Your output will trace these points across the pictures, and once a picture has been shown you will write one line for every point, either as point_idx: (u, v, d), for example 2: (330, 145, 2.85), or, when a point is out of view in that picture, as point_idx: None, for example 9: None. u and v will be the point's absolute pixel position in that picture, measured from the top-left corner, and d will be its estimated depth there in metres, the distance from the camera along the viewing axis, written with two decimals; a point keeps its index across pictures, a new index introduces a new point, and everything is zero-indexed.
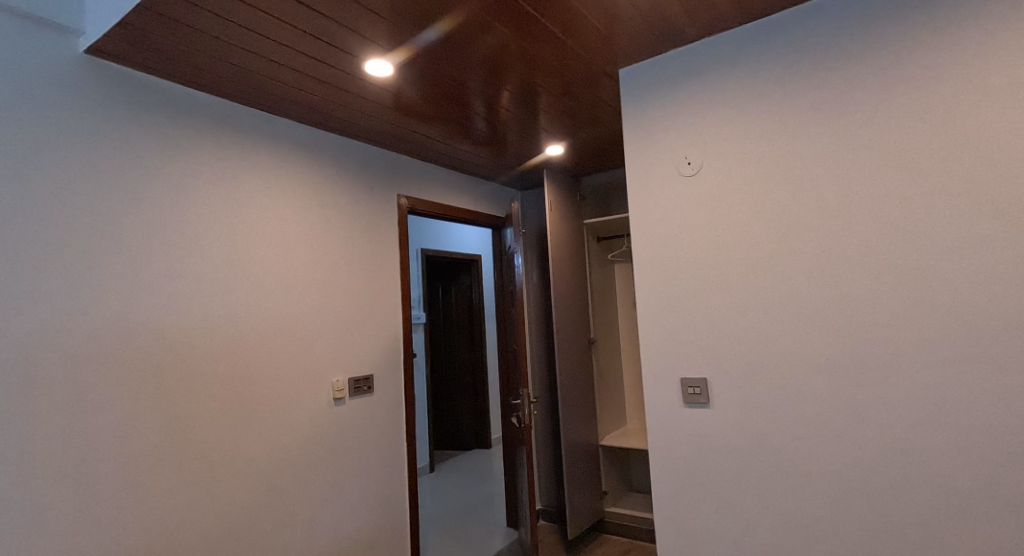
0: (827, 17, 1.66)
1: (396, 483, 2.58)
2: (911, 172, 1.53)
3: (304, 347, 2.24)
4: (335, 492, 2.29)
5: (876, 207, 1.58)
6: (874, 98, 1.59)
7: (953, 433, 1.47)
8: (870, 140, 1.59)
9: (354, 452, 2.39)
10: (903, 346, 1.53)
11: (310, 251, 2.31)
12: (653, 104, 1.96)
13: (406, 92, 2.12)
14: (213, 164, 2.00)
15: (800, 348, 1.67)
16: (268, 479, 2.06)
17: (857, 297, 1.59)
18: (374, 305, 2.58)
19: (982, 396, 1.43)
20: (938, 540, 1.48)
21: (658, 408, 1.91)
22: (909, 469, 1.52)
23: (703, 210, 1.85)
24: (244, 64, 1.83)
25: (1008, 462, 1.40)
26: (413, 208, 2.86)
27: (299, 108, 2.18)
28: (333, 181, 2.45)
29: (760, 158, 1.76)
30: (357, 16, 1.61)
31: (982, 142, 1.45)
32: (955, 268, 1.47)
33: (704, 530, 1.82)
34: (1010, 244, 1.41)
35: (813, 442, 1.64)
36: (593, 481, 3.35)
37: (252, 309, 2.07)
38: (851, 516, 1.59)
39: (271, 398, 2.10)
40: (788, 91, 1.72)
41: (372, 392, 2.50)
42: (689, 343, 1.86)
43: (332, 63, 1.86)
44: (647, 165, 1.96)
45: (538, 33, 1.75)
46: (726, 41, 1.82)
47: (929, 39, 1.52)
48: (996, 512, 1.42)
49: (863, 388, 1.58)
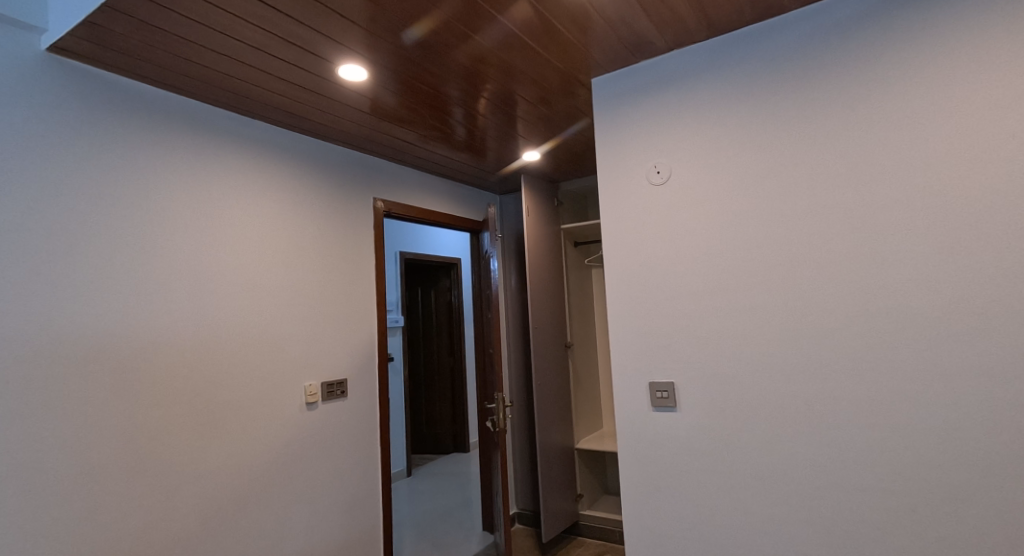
0: (788, 36, 1.73)
1: (370, 487, 2.57)
2: (865, 185, 1.61)
3: (276, 352, 2.22)
4: (307, 496, 2.28)
5: (832, 219, 1.65)
6: (834, 113, 1.66)
7: (903, 435, 1.54)
8: (828, 154, 1.66)
9: (327, 456, 2.38)
10: (860, 351, 1.59)
11: (283, 254, 2.30)
12: (625, 113, 2.00)
13: (381, 96, 2.13)
14: (181, 166, 1.99)
15: (762, 353, 1.73)
16: (238, 484, 2.04)
17: (817, 304, 1.66)
18: (349, 309, 2.57)
19: (930, 400, 1.51)
20: (889, 538, 1.55)
21: (627, 412, 1.94)
22: (864, 469, 1.58)
23: (672, 217, 1.89)
24: (215, 66, 1.82)
25: (952, 462, 1.48)
26: (389, 212, 2.86)
27: (273, 110, 2.17)
28: (307, 184, 2.44)
29: (726, 168, 1.81)
30: (330, 21, 1.62)
31: (929, 159, 1.53)
32: (907, 276, 1.54)
33: (672, 531, 1.85)
34: (954, 255, 1.49)
35: (776, 445, 1.70)
36: (568, 484, 3.38)
37: (223, 313, 2.06)
38: (810, 516, 1.64)
39: (242, 403, 2.08)
40: (752, 105, 1.78)
41: (346, 396, 2.50)
42: (658, 347, 1.90)
43: (306, 67, 1.86)
44: (619, 172, 2.00)
45: (511, 42, 1.78)
46: (693, 54, 1.88)
47: (883, 60, 1.60)
48: (943, 510, 1.49)
49: (821, 392, 1.64)
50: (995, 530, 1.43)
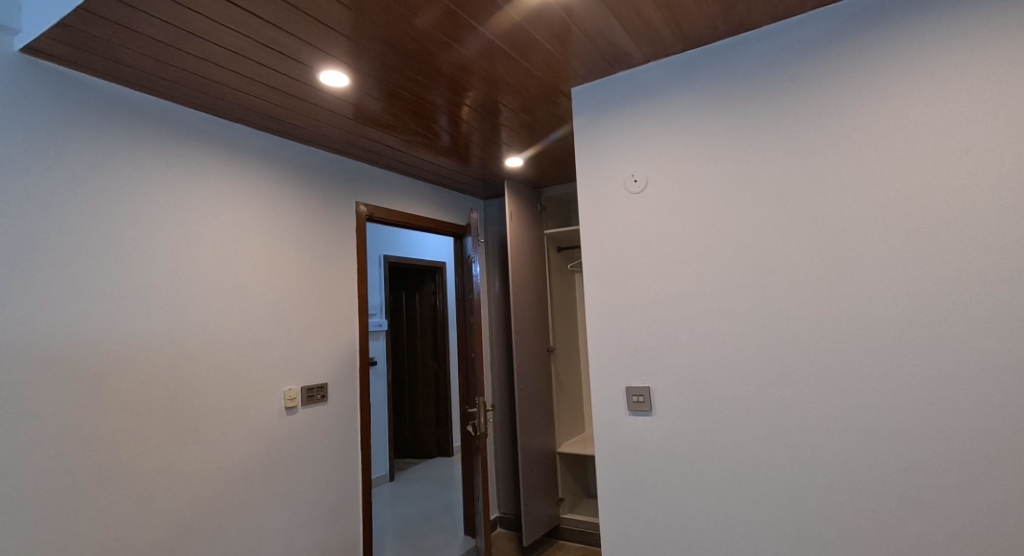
0: (760, 51, 1.78)
1: (350, 491, 2.57)
2: (832, 196, 1.66)
3: (256, 356, 2.22)
4: (286, 500, 2.27)
5: (801, 228, 1.70)
6: (803, 126, 1.71)
7: (867, 438, 1.59)
8: (798, 165, 1.71)
9: (306, 460, 2.37)
10: (827, 357, 1.65)
11: (263, 259, 2.30)
12: (605, 122, 2.04)
13: (363, 102, 2.14)
14: (158, 170, 1.98)
15: (734, 359, 1.77)
16: (215, 490, 2.02)
17: (786, 310, 1.71)
18: (330, 314, 2.58)
19: (893, 405, 1.56)
20: (854, 538, 1.60)
21: (605, 417, 1.98)
22: (830, 472, 1.63)
23: (648, 225, 1.93)
24: (194, 69, 1.82)
25: (913, 465, 1.53)
26: (372, 216, 2.87)
27: (254, 113, 2.17)
28: (288, 187, 2.44)
29: (701, 178, 1.86)
30: (310, 28, 1.63)
31: (893, 171, 1.59)
32: (872, 285, 1.60)
33: (647, 533, 1.89)
34: (916, 265, 1.55)
35: (747, 448, 1.74)
36: (549, 488, 3.39)
37: (200, 317, 2.04)
38: (779, 518, 1.69)
39: (221, 407, 2.08)
40: (725, 116, 1.83)
41: (326, 400, 2.49)
42: (635, 353, 1.93)
43: (287, 72, 1.87)
44: (597, 180, 2.04)
45: (492, 51, 1.80)
46: (669, 67, 1.92)
47: (849, 75, 1.66)
48: (903, 511, 1.54)
49: (790, 397, 1.69)
50: (953, 530, 1.49)
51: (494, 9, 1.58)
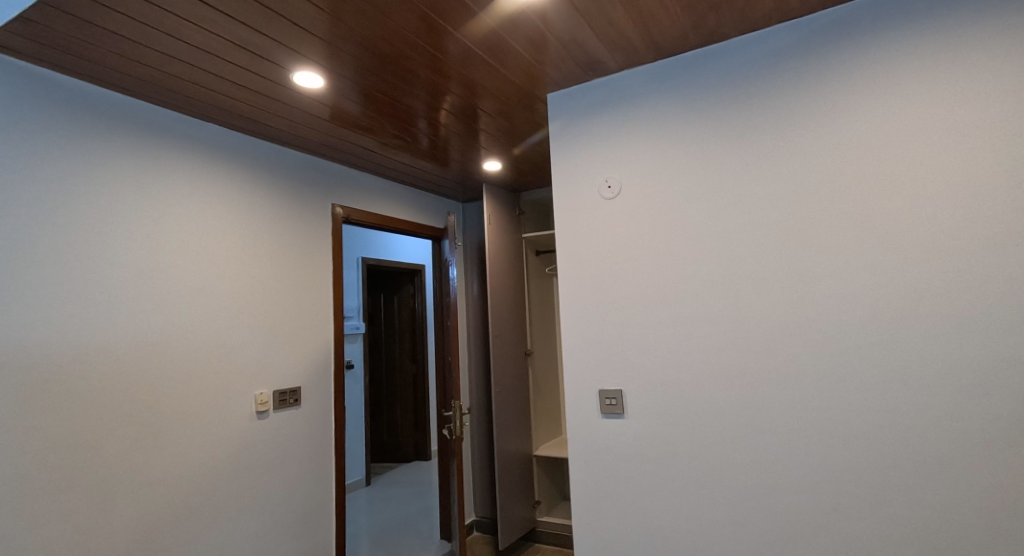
0: (729, 61, 1.83)
1: (323, 495, 2.54)
2: (797, 204, 1.72)
3: (226, 359, 2.19)
4: (256, 505, 2.24)
5: (767, 235, 1.75)
6: (770, 136, 1.76)
7: (829, 439, 1.63)
8: (766, 174, 1.76)
9: (278, 465, 2.34)
10: (792, 360, 1.69)
11: (234, 260, 2.26)
12: (580, 128, 2.07)
13: (338, 104, 2.13)
14: (125, 169, 1.94)
15: (704, 362, 1.81)
16: (183, 497, 1.98)
17: (753, 315, 1.75)
18: (305, 317, 2.56)
19: (855, 407, 1.61)
20: (816, 536, 1.64)
21: (577, 419, 2.00)
22: (794, 471, 1.67)
23: (622, 230, 1.96)
24: (162, 67, 1.79)
25: (874, 465, 1.58)
26: (349, 218, 2.85)
27: (226, 113, 2.15)
28: (261, 188, 2.42)
29: (673, 185, 1.89)
30: (282, 28, 1.62)
31: (854, 181, 1.65)
32: (836, 291, 1.65)
33: (618, 534, 1.91)
34: (876, 272, 1.61)
35: (716, 450, 1.77)
36: (525, 491, 3.40)
37: (169, 319, 2.01)
38: (745, 517, 1.72)
39: (189, 410, 2.04)
40: (696, 125, 1.87)
41: (299, 404, 2.46)
42: (608, 356, 1.96)
43: (260, 72, 1.86)
44: (572, 186, 2.07)
45: (468, 56, 1.82)
46: (642, 76, 1.96)
47: (814, 88, 1.71)
48: (862, 510, 1.59)
49: (757, 400, 1.73)
50: (909, 529, 1.54)
51: (468, 15, 1.60)
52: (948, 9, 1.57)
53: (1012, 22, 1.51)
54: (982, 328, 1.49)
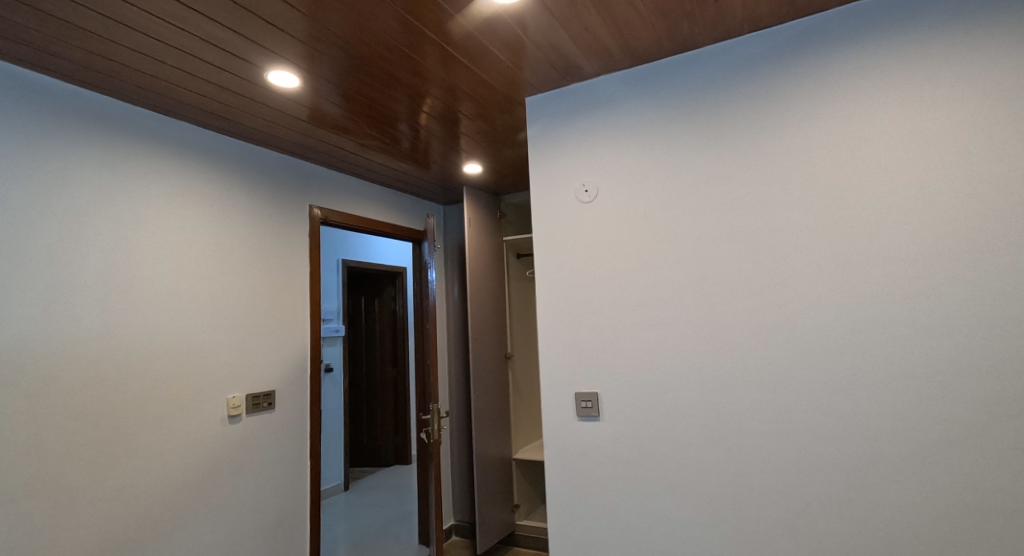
0: (704, 69, 1.85)
1: (297, 501, 2.50)
2: (768, 209, 1.75)
3: (197, 363, 2.15)
4: (228, 511, 2.19)
5: (740, 239, 1.78)
6: (743, 142, 1.79)
7: (799, 441, 1.66)
8: (740, 180, 1.79)
9: (251, 469, 2.30)
10: (764, 363, 1.72)
11: (207, 261, 2.23)
12: (558, 132, 2.08)
13: (315, 104, 2.11)
14: (92, 168, 1.89)
15: (678, 365, 1.82)
16: (150, 503, 1.94)
17: (726, 319, 1.77)
18: (280, 319, 2.52)
19: (825, 409, 1.64)
20: (785, 536, 1.66)
21: (554, 422, 2.00)
22: (765, 473, 1.70)
23: (599, 234, 1.98)
24: (132, 64, 1.75)
25: (842, 466, 1.61)
26: (327, 219, 2.82)
27: (198, 111, 2.11)
28: (235, 188, 2.38)
29: (648, 189, 1.91)
30: (256, 27, 1.60)
31: (824, 188, 1.69)
32: (806, 294, 1.68)
33: (593, 536, 1.91)
34: (844, 276, 1.65)
35: (690, 451, 1.79)
36: (504, 495, 3.39)
37: (137, 321, 1.97)
38: (718, 519, 1.74)
39: (158, 414, 2.00)
40: (671, 130, 1.89)
41: (273, 408, 2.43)
42: (584, 359, 1.97)
43: (234, 71, 1.83)
44: (550, 189, 2.07)
45: (446, 59, 1.82)
46: (620, 81, 1.98)
47: (786, 96, 1.74)
48: (831, 510, 1.62)
49: (730, 402, 1.75)
50: (876, 529, 1.57)
51: (445, 18, 1.60)
52: (913, 22, 1.61)
53: (974, 36, 1.55)
54: (946, 332, 1.54)
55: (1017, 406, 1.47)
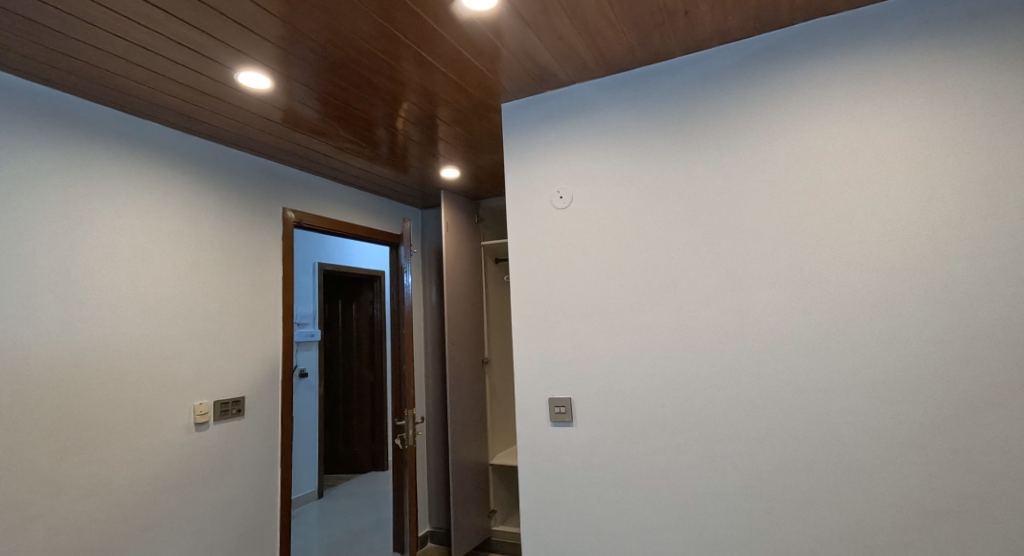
0: (677, 79, 1.88)
1: (267, 509, 2.45)
2: (738, 218, 1.78)
3: (163, 368, 2.10)
4: (193, 520, 2.14)
5: (711, 246, 1.80)
6: (713, 151, 1.82)
7: (767, 445, 1.69)
8: (710, 188, 1.82)
9: (218, 477, 2.25)
10: (733, 369, 1.75)
11: (173, 264, 2.18)
12: (533, 139, 2.09)
13: (288, 107, 2.08)
14: (54, 168, 1.84)
15: (648, 371, 1.84)
16: (110, 513, 1.88)
17: (696, 325, 1.80)
18: (251, 324, 2.48)
19: (791, 414, 1.67)
20: (753, 539, 1.69)
21: (527, 427, 2.00)
22: (734, 477, 1.72)
23: (573, 240, 1.99)
24: (96, 63, 1.71)
25: (807, 470, 1.64)
26: (301, 223, 2.78)
27: (167, 111, 2.07)
28: (205, 190, 2.34)
29: (622, 196, 1.93)
30: (225, 28, 1.58)
31: (792, 198, 1.72)
32: (773, 302, 1.72)
33: (565, 542, 1.92)
34: (810, 284, 1.68)
35: (661, 456, 1.81)
36: (479, 501, 3.37)
37: (98, 326, 1.91)
38: (688, 523, 1.76)
39: (122, 421, 1.94)
40: (643, 139, 1.91)
41: (242, 415, 2.38)
42: (557, 365, 1.97)
43: (203, 71, 1.80)
44: (526, 195, 2.08)
45: (421, 64, 1.81)
46: (594, 89, 2.00)
47: (755, 107, 1.78)
48: (797, 513, 1.65)
49: (700, 408, 1.77)
50: (840, 531, 1.60)
51: (421, 25, 1.60)
52: (875, 39, 1.66)
53: (932, 53, 1.61)
54: (907, 339, 1.58)
55: (976, 411, 1.51)
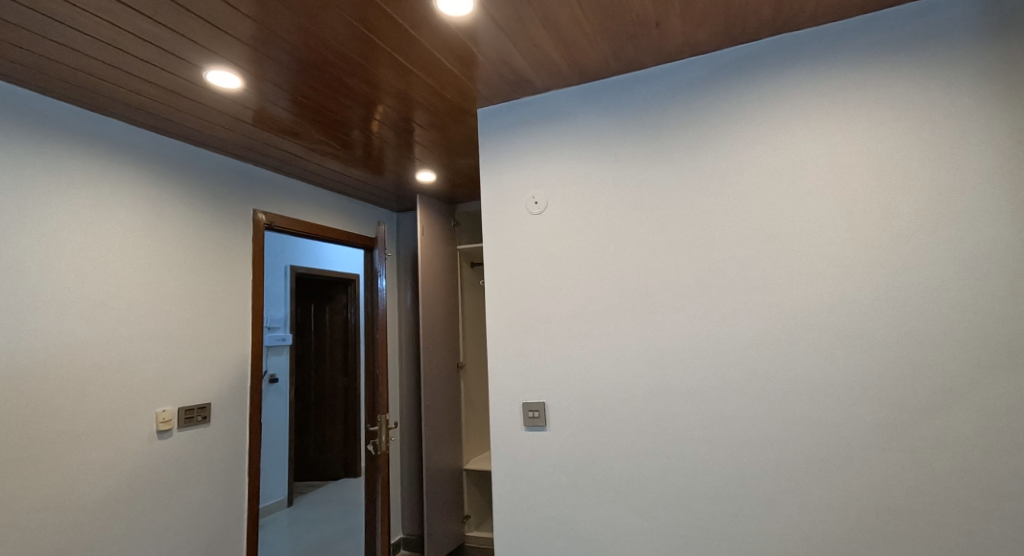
0: (651, 87, 1.91)
1: (234, 518, 2.39)
2: (709, 224, 1.81)
3: (125, 375, 2.03)
4: (156, 530, 2.07)
5: (683, 252, 1.83)
6: (685, 159, 1.85)
7: (737, 448, 1.72)
8: (682, 195, 1.84)
9: (182, 486, 2.18)
10: (703, 373, 1.77)
11: (137, 266, 2.11)
12: (509, 144, 2.09)
13: (259, 107, 2.05)
14: (10, 165, 1.77)
15: (621, 375, 1.86)
16: (66, 526, 1.80)
17: (668, 330, 1.82)
18: (218, 329, 2.41)
19: (759, 417, 1.70)
20: (723, 540, 1.71)
21: (501, 431, 1.99)
22: (704, 479, 1.74)
23: (548, 245, 1.99)
24: (57, 58, 1.65)
25: (775, 472, 1.68)
26: (272, 224, 2.73)
27: (132, 109, 2.01)
28: (171, 191, 2.27)
29: (596, 202, 1.95)
30: (193, 26, 1.54)
31: (761, 205, 1.76)
32: (743, 307, 1.75)
33: (538, 546, 1.91)
34: (778, 290, 1.72)
35: (633, 460, 1.82)
36: (453, 506, 3.34)
37: (55, 331, 1.84)
38: (659, 525, 1.77)
39: (80, 430, 1.87)
40: (617, 146, 1.93)
41: (208, 422, 2.31)
42: (531, 369, 1.97)
43: (171, 69, 1.75)
44: (501, 200, 2.08)
45: (396, 68, 1.80)
46: (570, 96, 2.01)
47: (726, 117, 1.82)
48: (765, 514, 1.68)
49: (671, 411, 1.79)
50: (806, 531, 1.64)
51: (396, 29, 1.59)
52: (840, 54, 1.71)
53: (893, 68, 1.66)
54: (870, 343, 1.62)
55: (935, 413, 1.56)
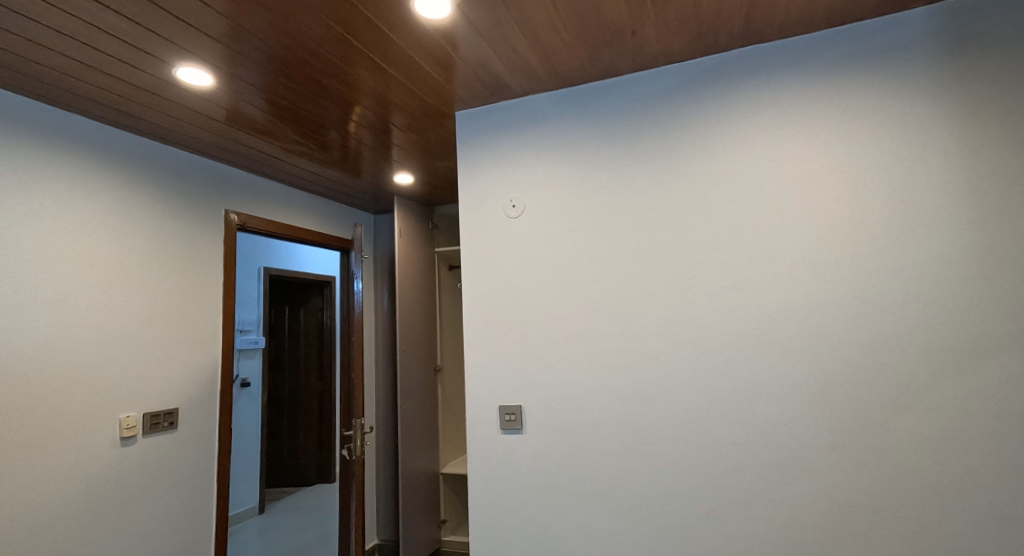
0: (627, 93, 1.92)
1: (203, 526, 2.32)
2: (684, 229, 1.83)
3: (87, 380, 1.96)
4: (118, 539, 2.00)
5: (658, 256, 1.85)
6: (661, 164, 1.87)
7: (710, 449, 1.74)
8: (658, 200, 1.86)
9: (147, 494, 2.12)
10: (678, 376, 1.79)
11: (101, 267, 2.04)
12: (487, 147, 2.09)
13: (232, 105, 2.00)
14: None
15: (597, 378, 1.86)
16: (22, 536, 1.73)
17: (643, 334, 1.84)
18: (187, 332, 2.35)
19: (732, 419, 1.73)
20: (696, 541, 1.73)
21: (477, 435, 1.98)
22: (679, 480, 1.76)
23: (525, 249, 1.99)
24: (16, 51, 1.59)
25: (747, 472, 1.70)
26: (245, 226, 2.68)
27: (98, 106, 1.95)
28: (139, 190, 2.21)
29: (574, 206, 1.95)
30: (162, 21, 1.50)
31: (735, 210, 1.79)
32: (716, 310, 1.77)
33: (513, 550, 1.90)
34: (750, 294, 1.75)
35: (608, 462, 1.83)
36: (429, 511, 3.31)
37: (13, 335, 1.77)
38: (634, 527, 1.78)
39: (38, 437, 1.80)
40: (595, 150, 1.95)
41: (175, 428, 2.25)
42: (508, 373, 1.97)
43: (138, 65, 1.70)
44: (479, 203, 2.07)
45: (372, 69, 1.78)
46: (548, 100, 2.02)
47: (700, 124, 1.84)
48: (738, 515, 1.70)
49: (646, 414, 1.81)
50: (776, 530, 1.66)
51: (373, 29, 1.57)
52: (810, 64, 1.75)
53: (861, 79, 1.71)
54: (839, 346, 1.66)
55: (901, 414, 1.60)
